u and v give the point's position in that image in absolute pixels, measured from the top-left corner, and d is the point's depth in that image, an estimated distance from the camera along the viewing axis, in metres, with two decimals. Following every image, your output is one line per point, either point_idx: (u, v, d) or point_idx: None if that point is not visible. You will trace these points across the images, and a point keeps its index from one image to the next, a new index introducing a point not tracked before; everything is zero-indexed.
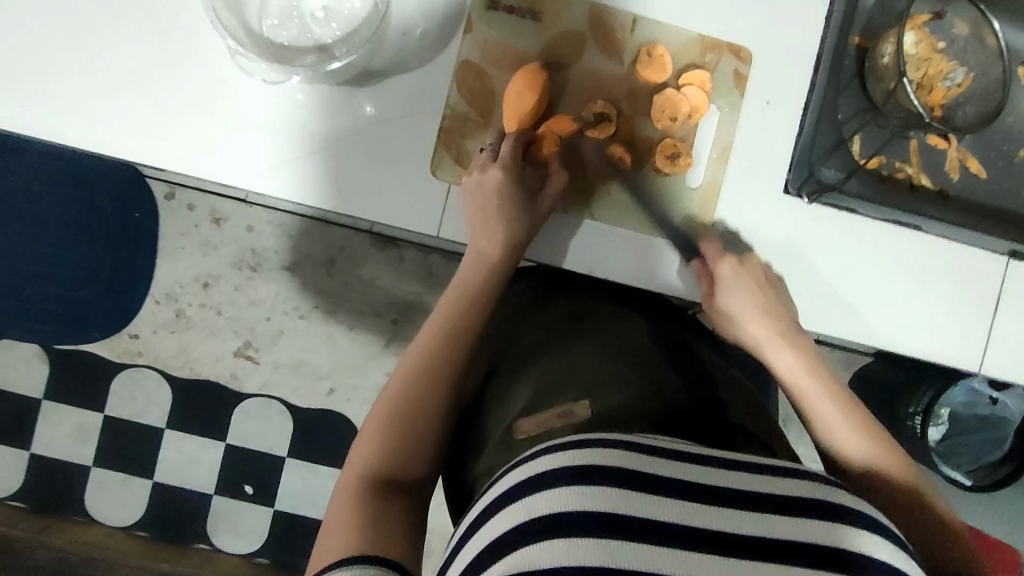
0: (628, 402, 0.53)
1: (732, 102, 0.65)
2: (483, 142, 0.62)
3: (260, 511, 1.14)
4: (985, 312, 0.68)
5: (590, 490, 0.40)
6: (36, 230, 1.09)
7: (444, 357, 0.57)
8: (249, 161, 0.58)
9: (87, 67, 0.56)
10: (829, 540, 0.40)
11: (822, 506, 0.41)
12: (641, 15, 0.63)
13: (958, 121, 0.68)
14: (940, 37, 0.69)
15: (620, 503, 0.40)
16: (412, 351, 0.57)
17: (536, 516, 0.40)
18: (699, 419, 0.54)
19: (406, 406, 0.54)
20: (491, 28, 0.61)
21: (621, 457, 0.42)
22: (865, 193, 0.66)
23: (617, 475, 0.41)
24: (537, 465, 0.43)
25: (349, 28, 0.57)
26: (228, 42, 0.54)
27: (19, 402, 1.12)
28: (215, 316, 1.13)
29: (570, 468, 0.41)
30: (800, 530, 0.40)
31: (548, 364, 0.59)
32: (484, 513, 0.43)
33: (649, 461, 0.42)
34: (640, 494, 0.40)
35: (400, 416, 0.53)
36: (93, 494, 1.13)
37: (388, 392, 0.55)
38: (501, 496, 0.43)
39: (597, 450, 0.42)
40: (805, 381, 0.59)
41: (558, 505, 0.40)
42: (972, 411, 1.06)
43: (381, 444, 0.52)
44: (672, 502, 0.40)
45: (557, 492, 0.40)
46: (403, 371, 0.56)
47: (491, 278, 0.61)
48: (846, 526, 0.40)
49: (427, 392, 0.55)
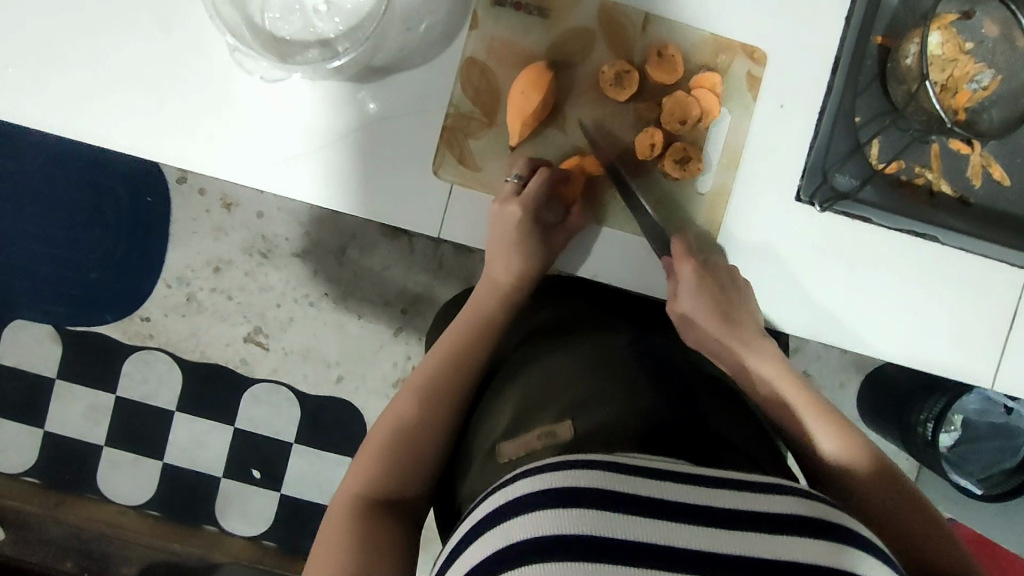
0: (612, 420, 0.52)
1: (744, 105, 0.63)
2: (487, 141, 0.61)
3: (266, 496, 1.14)
4: (1004, 323, 0.66)
5: (566, 513, 0.41)
6: (50, 212, 1.10)
7: (437, 385, 0.60)
8: (251, 156, 0.58)
9: (89, 59, 0.56)
10: (805, 554, 0.40)
11: (796, 521, 0.42)
12: (653, 13, 0.61)
13: (982, 125, 0.65)
14: (967, 37, 0.65)
15: (597, 525, 0.40)
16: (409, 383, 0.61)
17: (515, 541, 0.41)
18: (683, 433, 0.53)
19: (403, 430, 0.57)
20: (498, 25, 0.60)
21: (596, 478, 0.43)
22: (881, 201, 0.64)
23: (594, 496, 0.42)
24: (517, 486, 0.44)
25: (352, 23, 0.57)
26: (228, 38, 0.55)
27: (33, 380, 1.13)
28: (226, 301, 1.14)
29: (547, 491, 0.42)
30: (778, 547, 0.40)
31: (533, 378, 0.60)
32: (469, 533, 0.44)
33: (625, 481, 0.43)
34: (617, 515, 0.41)
35: (390, 441, 0.57)
36: (104, 473, 1.14)
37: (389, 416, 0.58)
38: (484, 517, 0.44)
39: (573, 472, 0.43)
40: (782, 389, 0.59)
41: (536, 530, 0.41)
42: (986, 419, 1.04)
43: (374, 469, 0.56)
44: (648, 522, 0.41)
45: (535, 516, 0.41)
46: (398, 402, 0.59)
47: (503, 302, 0.65)
48: (823, 542, 0.41)
49: (419, 416, 0.58)
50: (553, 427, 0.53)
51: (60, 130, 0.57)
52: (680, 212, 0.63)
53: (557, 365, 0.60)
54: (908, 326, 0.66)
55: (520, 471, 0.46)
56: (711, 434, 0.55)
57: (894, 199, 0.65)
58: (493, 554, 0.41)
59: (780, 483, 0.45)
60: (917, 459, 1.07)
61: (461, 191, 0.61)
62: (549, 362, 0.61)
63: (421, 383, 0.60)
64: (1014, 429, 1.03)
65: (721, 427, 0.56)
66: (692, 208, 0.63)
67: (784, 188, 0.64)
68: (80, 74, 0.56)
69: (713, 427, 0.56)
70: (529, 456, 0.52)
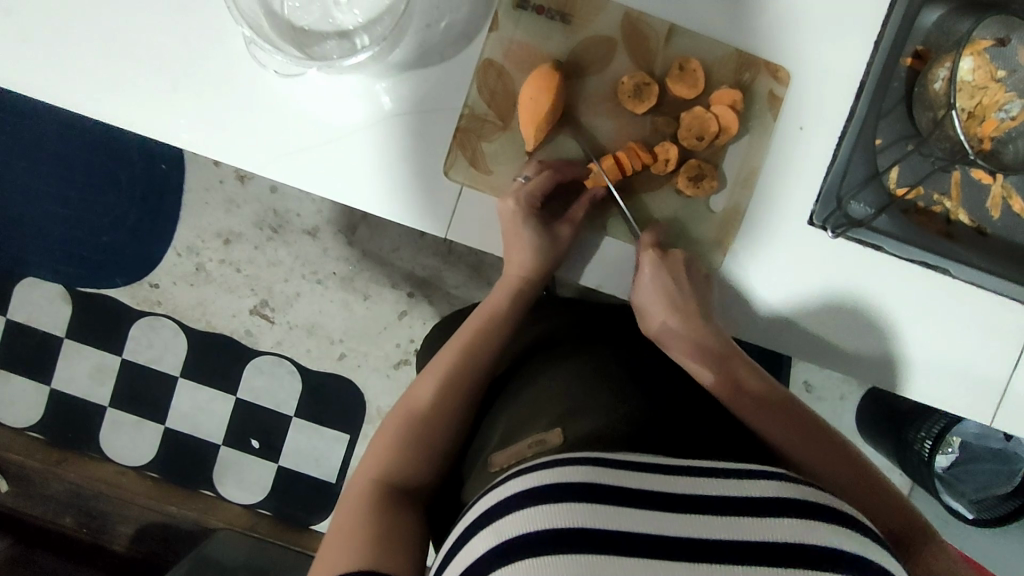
0: (595, 429, 0.54)
1: (764, 124, 0.62)
2: (500, 144, 0.60)
3: (264, 466, 1.16)
4: (1011, 354, 0.66)
5: (559, 506, 0.42)
6: (64, 173, 1.10)
7: (448, 386, 0.60)
8: (260, 142, 0.58)
9: (102, 32, 0.56)
10: (790, 535, 0.42)
11: (782, 503, 0.44)
12: (677, 24, 0.60)
13: (1007, 156, 0.64)
14: (1001, 65, 0.63)
15: (588, 517, 0.42)
16: (428, 374, 0.61)
17: (512, 537, 0.41)
18: (670, 443, 0.55)
19: (418, 419, 0.58)
20: (518, 27, 0.59)
21: (584, 473, 0.44)
22: (895, 231, 0.63)
23: (581, 488, 0.43)
24: (510, 484, 0.45)
25: (372, 16, 0.57)
26: (245, 30, 0.54)
27: (41, 338, 1.15)
28: (234, 273, 1.14)
29: (538, 487, 0.44)
30: (766, 528, 0.42)
31: (526, 395, 0.61)
32: (472, 524, 0.45)
33: (610, 474, 0.45)
34: (611, 507, 0.43)
35: (407, 431, 0.58)
36: (109, 434, 1.16)
37: (409, 400, 0.60)
38: (481, 514, 0.45)
39: (560, 469, 0.45)
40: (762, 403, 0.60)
41: (531, 524, 0.42)
42: (983, 443, 1.04)
43: (390, 457, 0.57)
44: (638, 513, 0.43)
45: (529, 510, 0.42)
46: (411, 397, 0.60)
47: (519, 296, 0.65)
48: (809, 522, 0.43)
49: (436, 409, 0.59)
50: (544, 435, 0.54)
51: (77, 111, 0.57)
52: (691, 227, 0.63)
53: (549, 381, 0.61)
54: (912, 353, 0.66)
55: (513, 471, 0.47)
56: (701, 451, 0.56)
57: (907, 226, 0.64)
58: (490, 551, 0.42)
59: (760, 470, 0.47)
60: (912, 476, 1.07)
61: (470, 192, 0.61)
62: (544, 377, 0.62)
63: (434, 380, 0.60)
64: (1012, 455, 1.02)
65: (705, 440, 0.58)
66: (700, 226, 0.63)
67: (796, 209, 0.64)
68: (97, 54, 0.56)
69: (706, 445, 0.57)
70: (518, 462, 0.52)
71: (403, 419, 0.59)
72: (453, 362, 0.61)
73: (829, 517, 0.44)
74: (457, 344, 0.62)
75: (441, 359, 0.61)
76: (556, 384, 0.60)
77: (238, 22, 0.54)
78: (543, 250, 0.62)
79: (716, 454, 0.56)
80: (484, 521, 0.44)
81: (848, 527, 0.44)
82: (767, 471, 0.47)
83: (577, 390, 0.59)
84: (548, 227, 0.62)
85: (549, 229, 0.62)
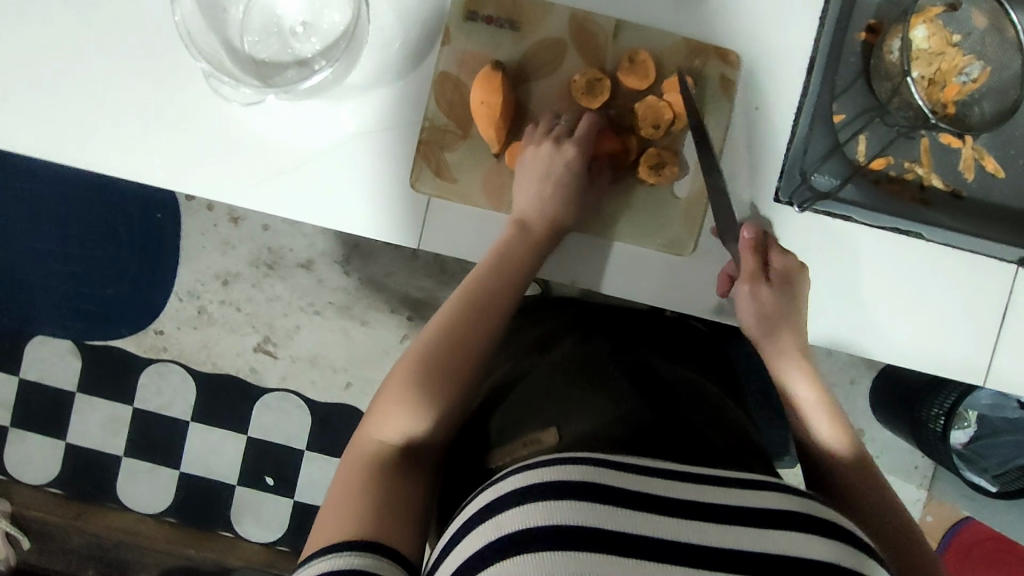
0: (589, 431, 0.54)
1: (720, 109, 0.63)
2: (463, 152, 0.61)
3: (280, 502, 1.16)
4: (993, 315, 0.65)
5: (558, 503, 0.42)
6: (67, 231, 1.14)
7: (476, 353, 0.57)
8: (231, 174, 0.60)
9: (76, 87, 0.59)
10: (790, 546, 0.41)
11: (784, 514, 0.43)
12: (624, 20, 0.62)
13: (973, 118, 0.66)
14: (955, 29, 0.66)
15: (587, 514, 0.41)
16: (457, 331, 0.57)
17: (512, 531, 0.41)
18: (664, 433, 0.55)
19: (443, 377, 0.55)
20: (469, 38, 0.61)
21: (585, 472, 0.44)
22: (863, 200, 0.64)
23: (585, 489, 0.42)
24: (513, 481, 0.44)
25: (328, 42, 0.58)
26: (203, 65, 0.57)
27: (54, 394, 1.17)
28: (236, 313, 1.16)
29: (539, 483, 0.43)
30: (765, 539, 0.41)
31: (535, 391, 0.60)
32: (469, 523, 0.44)
33: (615, 476, 0.44)
34: (610, 506, 0.42)
35: (423, 397, 0.54)
36: (125, 483, 1.18)
37: (431, 348, 0.56)
38: (478, 513, 0.44)
39: (566, 467, 0.44)
40: (816, 411, 0.61)
41: (531, 519, 0.41)
42: (999, 413, 1.03)
43: (410, 415, 0.54)
44: (639, 514, 0.42)
45: (529, 506, 0.42)
46: (435, 346, 0.56)
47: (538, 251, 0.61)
48: (812, 536, 0.42)
49: (461, 372, 0.56)
50: (539, 435, 0.55)
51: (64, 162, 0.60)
52: (657, 217, 0.63)
53: (546, 382, 0.60)
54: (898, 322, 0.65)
55: (515, 468, 0.46)
56: (694, 449, 0.54)
57: (874, 195, 0.64)
58: (486, 547, 0.41)
59: (765, 481, 0.47)
60: (930, 456, 1.06)
61: (439, 203, 0.62)
62: (554, 376, 0.61)
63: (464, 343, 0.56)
64: None
65: (702, 430, 0.56)
66: (665, 215, 0.63)
67: (761, 187, 0.64)
68: (78, 108, 0.59)
69: (698, 424, 0.57)
70: (515, 460, 0.54)
71: (418, 379, 0.55)
72: (480, 329, 0.57)
73: (830, 529, 0.43)
74: (481, 309, 0.58)
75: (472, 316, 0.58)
76: (556, 385, 0.60)
77: (197, 59, 0.57)
78: (554, 211, 0.61)
79: (717, 437, 0.56)
80: (480, 518, 0.43)
81: (849, 542, 0.42)
82: (768, 482, 0.47)
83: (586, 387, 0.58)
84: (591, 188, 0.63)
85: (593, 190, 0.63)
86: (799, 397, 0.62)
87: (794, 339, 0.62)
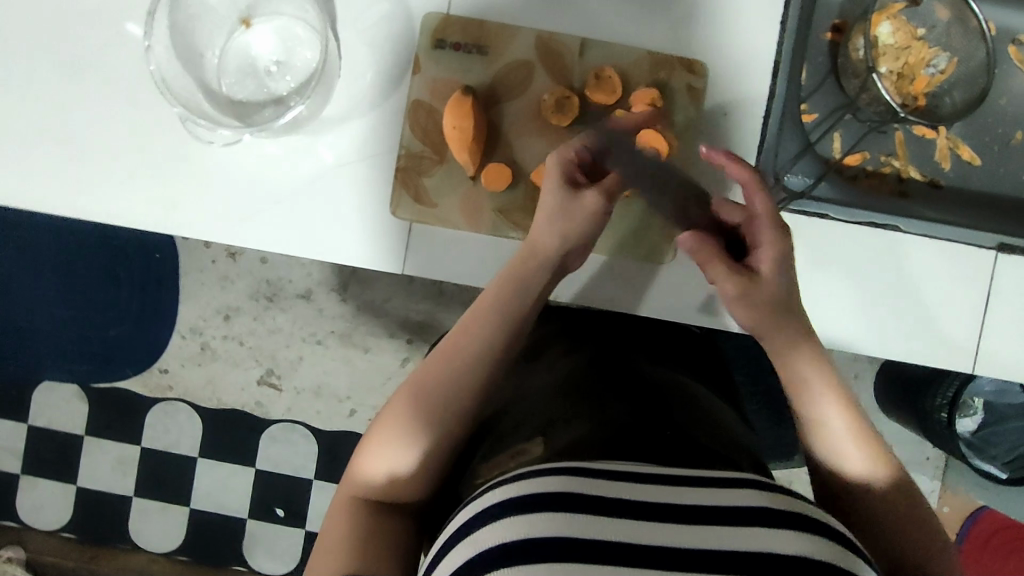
0: (574, 436, 0.51)
1: (689, 118, 0.64)
2: (440, 177, 0.63)
3: (292, 534, 1.17)
4: (978, 302, 0.65)
5: (535, 516, 0.39)
6: (68, 276, 1.16)
7: (473, 381, 0.54)
8: (216, 212, 0.62)
9: (67, 140, 0.62)
10: (775, 545, 0.39)
11: (771, 512, 0.40)
12: (588, 38, 0.63)
13: (945, 109, 0.66)
14: (918, 24, 0.67)
15: (564, 525, 0.39)
16: (455, 359, 0.55)
17: (488, 548, 0.39)
18: (672, 444, 0.51)
19: (440, 406, 0.54)
20: (438, 65, 0.62)
21: (563, 481, 0.41)
22: (837, 195, 0.65)
23: (563, 499, 0.40)
24: (490, 495, 0.43)
25: (302, 79, 0.61)
26: (178, 110, 0.60)
27: (62, 439, 1.18)
28: (237, 347, 1.17)
29: (515, 497, 0.41)
30: (747, 538, 0.39)
31: (529, 411, 0.58)
32: (450, 540, 0.43)
33: (596, 484, 0.41)
34: (588, 516, 0.40)
35: (417, 430, 0.53)
36: (137, 523, 1.18)
37: (429, 379, 0.55)
38: (455, 531, 0.43)
39: (543, 479, 0.42)
40: (845, 440, 0.54)
41: (507, 534, 0.39)
42: (1004, 399, 1.03)
43: (405, 444, 0.53)
44: (619, 522, 0.40)
45: (504, 522, 0.40)
46: (431, 375, 0.55)
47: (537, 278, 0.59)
48: (799, 533, 0.40)
49: (457, 401, 0.54)
50: (525, 446, 0.52)
51: (61, 211, 0.63)
52: (633, 228, 0.65)
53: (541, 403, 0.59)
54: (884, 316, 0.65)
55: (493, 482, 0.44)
56: (693, 444, 0.51)
57: (852, 191, 0.66)
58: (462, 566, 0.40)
59: (753, 478, 0.44)
60: (937, 444, 1.05)
61: (419, 228, 0.63)
62: (550, 395, 0.59)
63: (460, 370, 0.55)
64: None
65: (699, 435, 0.54)
66: (642, 226, 0.65)
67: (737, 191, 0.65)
68: (69, 159, 0.62)
69: (695, 428, 0.55)
70: (499, 473, 0.51)
71: (410, 412, 0.54)
72: (477, 357, 0.55)
73: (816, 525, 0.41)
74: (480, 339, 0.56)
75: (469, 343, 0.56)
76: (551, 404, 0.58)
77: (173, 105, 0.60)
78: (571, 237, 0.59)
79: (714, 442, 0.54)
80: (459, 536, 0.42)
81: (836, 539, 0.41)
82: (756, 478, 0.44)
83: (579, 409, 0.56)
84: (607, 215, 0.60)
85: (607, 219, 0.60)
86: (830, 426, 0.54)
87: (808, 345, 0.56)
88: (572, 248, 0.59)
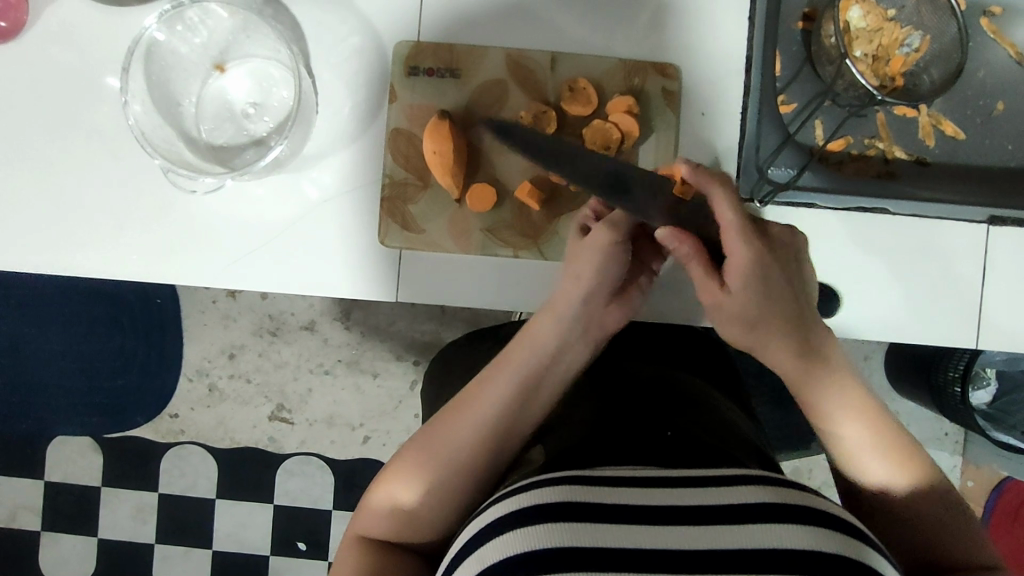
0: (571, 438, 0.52)
1: (668, 121, 0.64)
2: (426, 202, 0.63)
3: (317, 566, 1.16)
4: (976, 276, 0.65)
5: (537, 528, 0.39)
6: (73, 329, 1.17)
7: (490, 424, 0.53)
8: (208, 256, 0.63)
9: (55, 199, 0.63)
10: (781, 539, 0.38)
11: (776, 506, 0.40)
12: (559, 51, 0.64)
13: (925, 85, 0.66)
14: (888, 5, 0.68)
15: (567, 535, 0.39)
16: (474, 407, 0.54)
17: (491, 565, 0.39)
18: (685, 447, 0.50)
19: (455, 451, 0.53)
20: (414, 92, 0.63)
21: (563, 491, 0.41)
22: (823, 184, 0.65)
23: (565, 509, 0.40)
24: (494, 510, 0.42)
25: (280, 119, 0.63)
26: (157, 160, 0.60)
27: (79, 492, 1.18)
28: (246, 384, 1.18)
29: (517, 510, 0.41)
30: (754, 535, 0.39)
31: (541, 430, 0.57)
32: (457, 558, 0.42)
33: (597, 491, 0.41)
34: (591, 523, 0.39)
35: (430, 473, 0.53)
36: (162, 569, 1.18)
37: (446, 427, 0.54)
38: (462, 549, 0.42)
39: (544, 489, 0.41)
40: (868, 453, 0.53)
41: (510, 549, 0.39)
42: (1018, 366, 1.02)
43: (420, 489, 0.53)
44: (623, 528, 0.39)
45: (507, 536, 0.40)
46: (449, 421, 0.54)
47: (558, 324, 0.58)
48: (804, 526, 0.39)
49: (474, 445, 0.53)
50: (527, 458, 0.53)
51: (54, 269, 0.63)
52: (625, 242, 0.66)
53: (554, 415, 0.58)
54: (883, 300, 0.65)
55: (497, 496, 0.44)
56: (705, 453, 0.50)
57: (838, 177, 0.65)
58: None
59: (759, 474, 0.43)
60: (953, 418, 1.03)
61: (409, 254, 0.64)
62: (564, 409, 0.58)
63: (476, 416, 0.54)
64: None
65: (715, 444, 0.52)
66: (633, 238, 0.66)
67: None
68: (60, 218, 0.63)
69: (706, 431, 0.54)
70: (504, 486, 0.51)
71: (424, 455, 0.53)
72: (493, 403, 0.54)
73: (822, 517, 0.40)
74: (502, 389, 0.54)
75: (487, 392, 0.55)
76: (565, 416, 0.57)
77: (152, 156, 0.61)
78: (589, 280, 0.58)
79: (724, 446, 0.53)
80: (465, 553, 0.42)
81: (843, 529, 0.40)
82: (759, 474, 0.43)
83: (582, 428, 0.53)
84: (624, 251, 0.59)
85: (624, 252, 0.59)
86: (851, 442, 0.53)
87: (805, 361, 0.54)
88: (591, 288, 0.59)
